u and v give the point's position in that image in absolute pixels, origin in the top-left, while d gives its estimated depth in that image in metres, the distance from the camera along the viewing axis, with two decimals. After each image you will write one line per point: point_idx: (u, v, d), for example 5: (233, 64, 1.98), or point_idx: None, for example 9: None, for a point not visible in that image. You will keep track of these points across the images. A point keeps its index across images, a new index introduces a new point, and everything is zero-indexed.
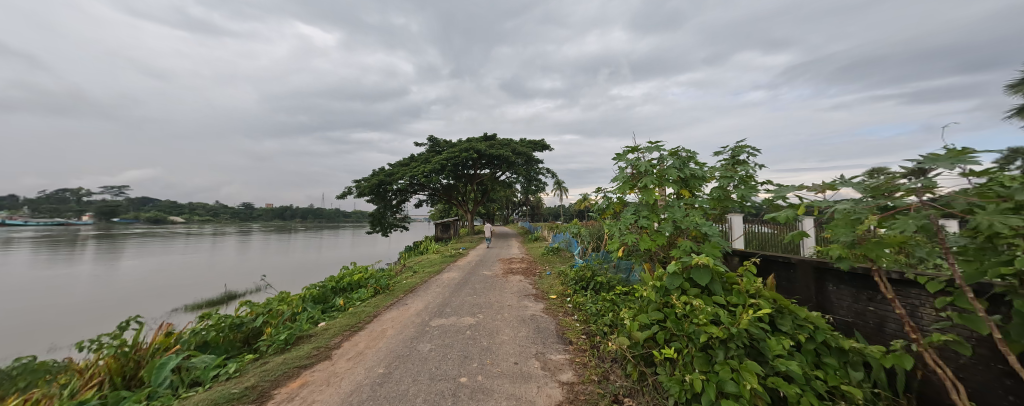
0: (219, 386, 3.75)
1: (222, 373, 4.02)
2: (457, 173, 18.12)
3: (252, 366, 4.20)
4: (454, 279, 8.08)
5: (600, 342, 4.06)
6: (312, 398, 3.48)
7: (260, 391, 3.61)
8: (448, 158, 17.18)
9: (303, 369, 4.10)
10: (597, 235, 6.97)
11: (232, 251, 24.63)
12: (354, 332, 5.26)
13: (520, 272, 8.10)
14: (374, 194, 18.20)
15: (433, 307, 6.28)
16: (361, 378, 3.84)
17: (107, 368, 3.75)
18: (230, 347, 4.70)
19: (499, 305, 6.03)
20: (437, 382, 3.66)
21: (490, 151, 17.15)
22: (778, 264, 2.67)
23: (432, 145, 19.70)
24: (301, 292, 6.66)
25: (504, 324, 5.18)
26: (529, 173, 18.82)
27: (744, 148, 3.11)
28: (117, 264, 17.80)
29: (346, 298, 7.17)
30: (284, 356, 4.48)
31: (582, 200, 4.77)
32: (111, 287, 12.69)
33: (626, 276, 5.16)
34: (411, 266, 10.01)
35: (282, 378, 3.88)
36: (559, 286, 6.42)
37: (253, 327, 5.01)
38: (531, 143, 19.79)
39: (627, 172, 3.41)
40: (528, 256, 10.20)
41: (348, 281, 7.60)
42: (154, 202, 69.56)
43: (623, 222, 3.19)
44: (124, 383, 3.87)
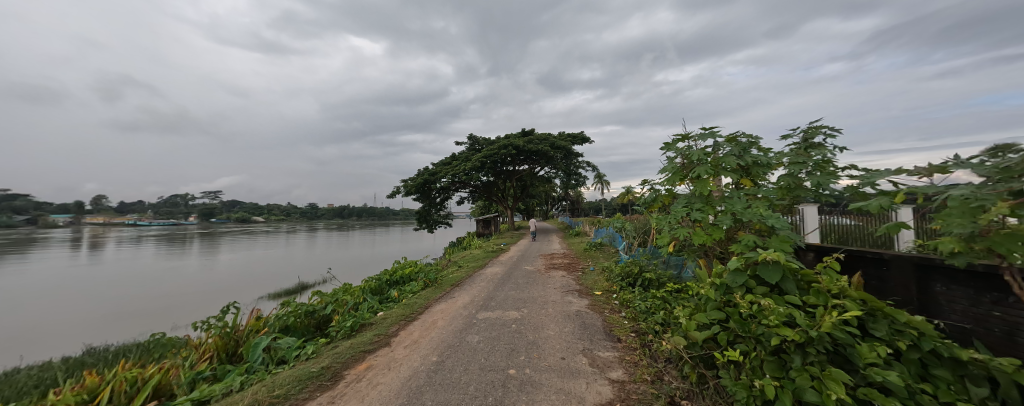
0: (299, 365, 4.01)
1: (301, 353, 4.32)
2: (496, 169, 18.18)
3: (326, 348, 4.48)
4: (497, 274, 8.12)
5: (651, 341, 3.85)
6: (377, 380, 3.65)
7: (332, 372, 3.82)
8: (488, 156, 17.22)
9: (367, 353, 4.31)
10: (644, 229, 6.64)
11: (302, 246, 27.11)
12: (408, 322, 5.43)
13: (562, 268, 7.98)
14: (420, 192, 18.74)
15: (479, 301, 6.35)
16: (419, 364, 3.95)
17: (214, 345, 4.29)
18: (306, 332, 5.11)
19: (543, 300, 5.97)
20: (487, 372, 3.67)
21: (528, 146, 17.03)
22: (866, 261, 2.36)
23: (472, 143, 19.92)
24: (360, 285, 7.10)
25: (549, 319, 5.12)
26: (568, 168, 18.47)
27: (818, 130, 2.78)
28: (216, 257, 20.51)
29: (399, 290, 7.52)
30: (349, 341, 4.72)
31: (625, 194, 4.60)
32: (211, 276, 14.60)
33: (676, 273, 4.88)
34: (455, 261, 10.24)
35: (351, 360, 4.09)
36: (603, 282, 6.19)
37: (323, 314, 5.42)
38: (571, 136, 19.38)
39: (677, 162, 3.20)
40: (570, 251, 10.05)
41: (399, 275, 8.00)
42: (229, 206, 77.58)
43: (674, 216, 3.01)
44: (228, 358, 4.44)
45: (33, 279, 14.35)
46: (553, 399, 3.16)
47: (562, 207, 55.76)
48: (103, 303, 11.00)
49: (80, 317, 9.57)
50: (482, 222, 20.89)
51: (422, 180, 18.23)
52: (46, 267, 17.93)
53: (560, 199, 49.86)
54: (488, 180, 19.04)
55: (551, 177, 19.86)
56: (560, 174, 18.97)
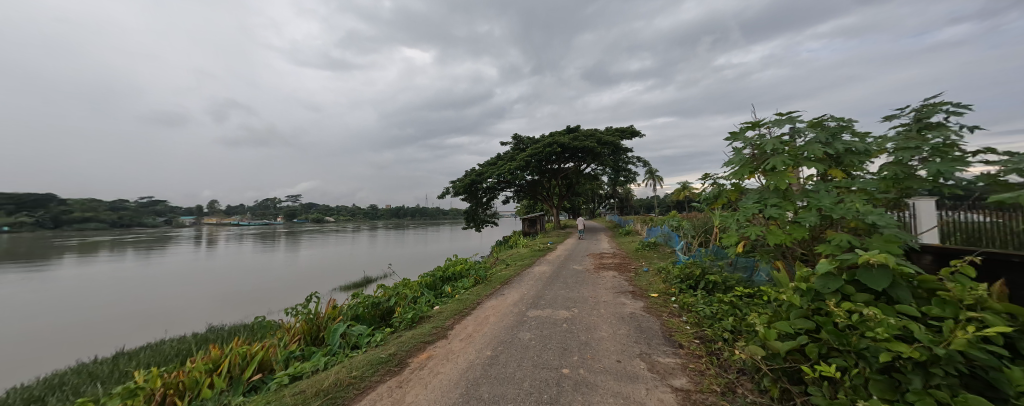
0: (371, 350, 4.67)
1: (371, 340, 5.03)
2: (541, 168, 17.95)
3: (391, 337, 5.09)
4: (546, 273, 7.97)
5: (720, 350, 3.49)
6: (437, 370, 3.99)
7: (398, 359, 4.29)
8: (533, 154, 17.02)
9: (428, 344, 4.75)
10: (705, 228, 6.23)
11: (365, 245, 30.09)
12: (462, 316, 5.80)
13: (613, 268, 7.66)
14: (467, 192, 19.01)
15: (528, 299, 6.48)
16: (473, 358, 4.21)
17: (302, 329, 5.25)
18: (373, 321, 5.88)
19: (593, 300, 5.81)
20: (541, 370, 3.72)
21: (574, 143, 16.67)
22: (1013, 267, 2.07)
23: (517, 142, 19.91)
24: (418, 280, 7.88)
25: (600, 320, 4.99)
26: (616, 164, 17.89)
27: (936, 107, 2.39)
28: (297, 256, 23.82)
29: (452, 286, 8.04)
30: (411, 332, 5.21)
31: (680, 190, 4.31)
32: (294, 275, 17.26)
33: (747, 277, 4.45)
34: (503, 259, 10.27)
35: (414, 350, 4.56)
36: (660, 284, 5.84)
37: (387, 306, 6.15)
38: (619, 131, 18.76)
39: (746, 153, 2.92)
40: (620, 250, 9.72)
41: (452, 272, 8.65)
42: (297, 209, 85.28)
43: (743, 213, 2.75)
44: (312, 341, 5.34)
45: (166, 274, 18.05)
46: (610, 403, 3.03)
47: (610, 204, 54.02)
48: (214, 294, 13.57)
49: (199, 305, 12.06)
50: (527, 222, 20.76)
51: (469, 180, 18.54)
52: (172, 262, 22.21)
53: (610, 196, 48.28)
54: (533, 179, 18.98)
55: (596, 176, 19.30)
56: (607, 171, 18.36)
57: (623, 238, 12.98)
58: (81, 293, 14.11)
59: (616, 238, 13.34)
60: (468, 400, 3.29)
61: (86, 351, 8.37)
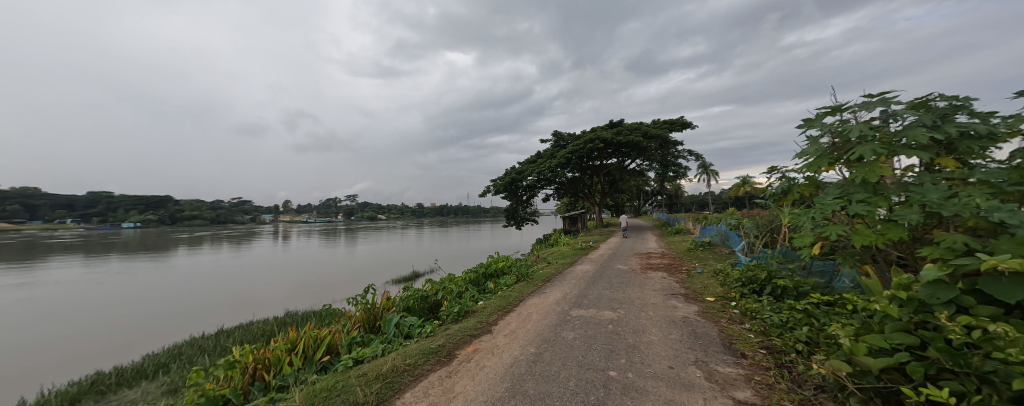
0: (422, 340, 5.05)
1: (421, 331, 5.45)
2: (582, 165, 17.48)
3: (439, 329, 5.49)
4: (588, 271, 7.79)
5: (792, 363, 3.12)
6: (483, 362, 4.26)
7: (447, 350, 4.64)
8: (573, 151, 16.63)
9: (473, 337, 5.06)
10: (771, 227, 5.71)
11: (414, 241, 31.70)
12: (506, 312, 6.10)
13: (661, 268, 7.25)
14: (508, 191, 18.96)
15: (571, 298, 6.44)
16: (517, 354, 4.38)
17: (361, 317, 5.80)
18: (422, 313, 6.38)
19: (641, 302, 5.52)
20: (586, 370, 3.68)
21: (618, 138, 16.11)
22: None
23: (557, 139, 19.59)
24: (461, 275, 8.07)
25: (650, 323, 4.73)
26: (664, 159, 17.08)
27: None
28: (354, 252, 25.78)
29: (495, 282, 8.15)
30: (457, 325, 5.65)
31: (739, 186, 3.98)
32: (352, 270, 18.87)
33: (826, 282, 3.96)
34: (544, 257, 10.13)
35: (461, 342, 4.89)
36: (717, 287, 5.41)
37: (434, 299, 6.65)
38: (667, 124, 17.88)
39: (823, 142, 2.59)
40: (670, 250, 9.20)
41: (494, 268, 8.71)
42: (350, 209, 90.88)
43: (819, 210, 2.45)
44: (370, 328, 5.88)
45: (247, 267, 20.50)
46: None
47: (657, 200, 51.63)
48: (286, 286, 15.33)
49: (274, 295, 13.79)
50: (568, 219, 20.36)
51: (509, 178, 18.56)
52: (252, 256, 25.15)
53: (657, 192, 46.13)
54: (574, 176, 18.56)
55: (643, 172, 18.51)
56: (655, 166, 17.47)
57: (672, 238, 12.22)
58: (181, 282, 16.51)
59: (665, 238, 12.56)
60: (513, 395, 3.42)
61: (190, 329, 10.00)
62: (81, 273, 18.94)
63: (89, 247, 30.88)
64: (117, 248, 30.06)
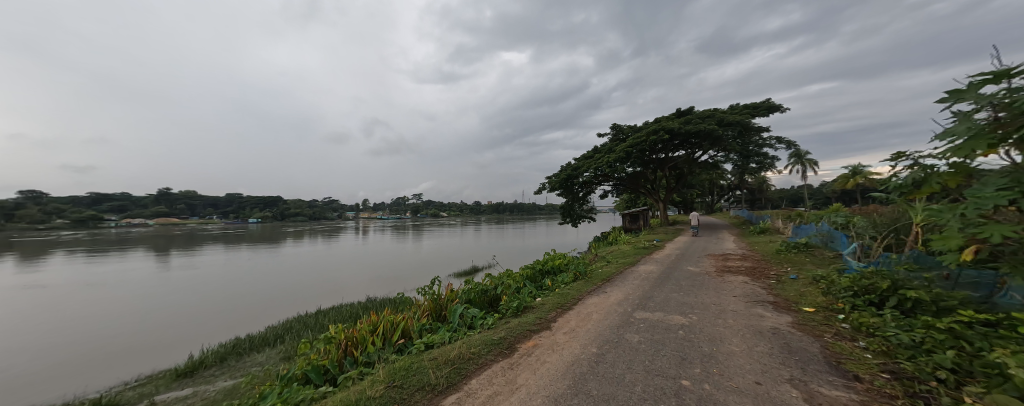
0: (486, 332, 5.15)
1: (483, 323, 5.56)
2: (644, 159, 16.55)
3: (500, 323, 5.52)
4: (653, 272, 7.27)
5: (930, 394, 2.53)
6: (544, 359, 4.17)
7: (508, 342, 4.68)
8: (634, 144, 15.77)
9: (533, 333, 5.03)
10: (894, 227, 4.83)
11: (473, 237, 32.84)
12: (565, 310, 5.93)
13: (742, 272, 6.51)
14: (563, 188, 18.43)
15: (635, 299, 6.08)
16: (579, 352, 4.24)
17: (429, 306, 6.12)
18: (483, 305, 6.49)
19: (718, 308, 4.98)
20: (654, 377, 3.39)
21: (685, 128, 14.99)
22: None
23: (617, 132, 18.78)
24: (519, 271, 8.01)
25: (729, 331, 4.25)
26: (744, 148, 15.55)
27: None
28: (419, 247, 27.58)
29: (552, 279, 7.98)
30: (517, 319, 5.62)
31: (849, 179, 3.43)
32: (418, 263, 20.34)
33: (975, 297, 3.21)
34: (603, 256, 9.70)
35: (521, 336, 4.87)
36: (818, 297, 4.68)
37: (493, 293, 6.72)
38: (748, 109, 16.23)
39: (978, 119, 2.10)
40: (752, 252, 8.28)
41: (551, 266, 8.54)
42: (416, 207, 96.34)
43: (976, 204, 1.97)
44: (438, 316, 6.11)
45: (330, 258, 23.03)
46: None
47: (735, 192, 47.16)
48: (363, 277, 16.99)
49: (356, 283, 15.91)
50: (630, 216, 19.42)
51: (565, 175, 18.02)
52: (335, 249, 28.17)
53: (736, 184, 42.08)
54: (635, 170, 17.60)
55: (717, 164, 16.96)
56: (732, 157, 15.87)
57: (755, 238, 10.94)
58: (280, 271, 19.17)
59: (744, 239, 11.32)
60: (577, 393, 3.31)
61: (294, 310, 12.23)
62: (210, 260, 22.97)
63: (225, 238, 37.72)
64: (231, 241, 35.34)
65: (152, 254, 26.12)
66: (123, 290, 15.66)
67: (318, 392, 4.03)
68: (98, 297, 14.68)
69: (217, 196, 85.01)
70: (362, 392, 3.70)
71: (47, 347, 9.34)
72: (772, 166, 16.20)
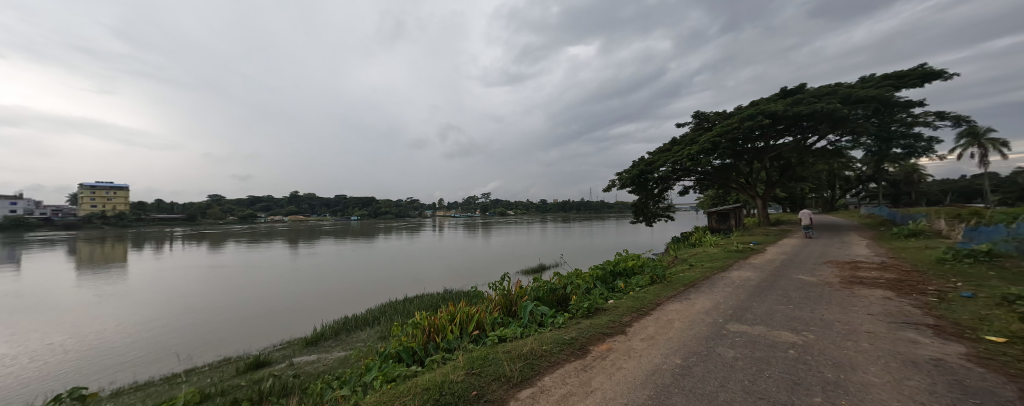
0: (556, 331, 4.88)
1: (553, 321, 5.28)
2: (736, 149, 14.83)
3: (571, 323, 5.21)
4: (750, 280, 6.32)
5: None
6: (620, 364, 3.77)
7: (580, 343, 4.35)
8: (722, 133, 14.25)
9: (607, 336, 4.63)
10: None
11: (540, 235, 32.82)
12: (641, 315, 5.41)
13: (878, 285, 5.30)
14: (636, 184, 17.26)
15: (727, 308, 5.33)
16: (659, 362, 3.76)
17: (500, 301, 6.03)
18: (553, 304, 6.21)
19: (844, 327, 4.10)
20: (759, 401, 2.83)
21: (792, 110, 13.07)
22: None
23: (700, 121, 17.15)
24: (588, 271, 7.57)
25: (862, 357, 3.43)
26: (882, 129, 12.94)
27: None
28: (490, 243, 28.46)
29: (625, 282, 7.39)
30: (589, 320, 5.27)
31: None
32: (490, 257, 21.16)
33: None
34: (685, 259, 8.75)
35: (594, 339, 4.51)
36: (1012, 325, 3.55)
37: (563, 293, 6.40)
38: (884, 84, 13.48)
39: None
40: (897, 262, 6.73)
41: (623, 267, 7.93)
42: (489, 206, 99.36)
43: None
44: (508, 312, 5.98)
45: (412, 252, 24.99)
46: None
47: (863, 187, 39.58)
48: (440, 269, 18.18)
49: (436, 274, 17.06)
50: (716, 216, 17.45)
51: (638, 170, 16.74)
52: (417, 243, 30.37)
53: (869, 176, 35.11)
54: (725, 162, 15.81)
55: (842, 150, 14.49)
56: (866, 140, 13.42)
57: (904, 244, 8.89)
58: (370, 262, 21.31)
59: (883, 244, 9.30)
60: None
61: (386, 296, 13.57)
62: (316, 252, 26.45)
63: (340, 233, 43.29)
64: (336, 235, 40.14)
65: (285, 244, 31.32)
66: (258, 273, 18.99)
67: (411, 370, 4.18)
68: (238, 278, 17.94)
69: (320, 198, 97.22)
70: (444, 375, 3.65)
71: (211, 317, 11.84)
72: (924, 151, 13.10)
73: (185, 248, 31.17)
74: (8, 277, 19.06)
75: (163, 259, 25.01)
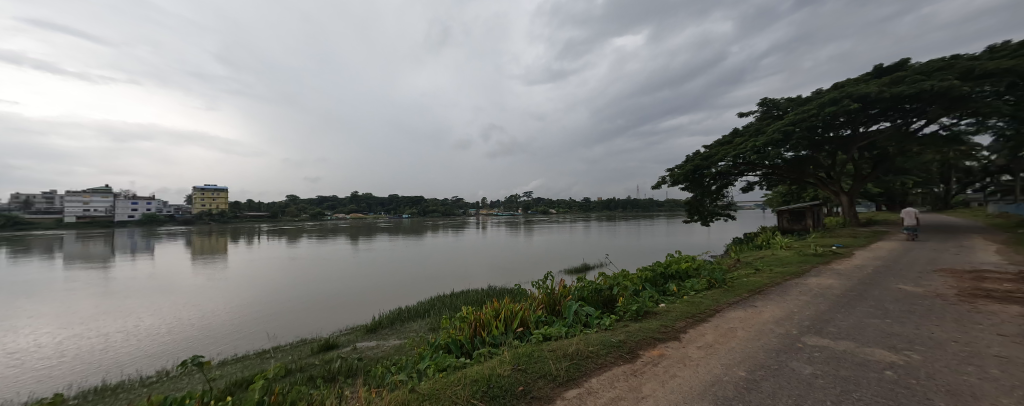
0: (604, 332, 4.59)
1: (600, 322, 4.97)
2: (814, 139, 13.39)
3: (619, 325, 4.89)
4: (831, 288, 5.57)
5: None
6: (673, 372, 3.42)
7: (629, 347, 4.03)
8: (794, 121, 12.98)
9: (658, 341, 4.26)
10: None
11: (583, 234, 32.10)
12: (697, 321, 4.94)
13: (1009, 301, 4.40)
14: (689, 180, 16.22)
15: (800, 320, 4.70)
16: (720, 373, 3.36)
17: (544, 299, 5.82)
18: (599, 304, 5.89)
19: (961, 349, 3.42)
20: None
21: (887, 92, 11.48)
22: None
23: (768, 109, 15.74)
24: (636, 272, 7.11)
25: (987, 385, 2.82)
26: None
27: None
28: (533, 241, 28.31)
29: (678, 285, 6.87)
30: (639, 324, 4.91)
31: None
32: (534, 256, 21.04)
33: None
34: (750, 262, 7.98)
35: (644, 343, 4.16)
36: None
37: (609, 294, 6.05)
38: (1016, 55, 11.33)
39: None
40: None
41: (675, 269, 7.40)
42: (534, 205, 99.25)
43: None
44: (552, 310, 5.75)
45: (457, 249, 25.47)
46: None
47: (975, 182, 33.96)
48: (485, 266, 18.37)
49: (481, 271, 17.21)
50: (790, 214, 16.07)
51: (693, 166, 15.69)
52: (462, 240, 30.93)
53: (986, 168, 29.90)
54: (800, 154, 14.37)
55: (962, 136, 12.39)
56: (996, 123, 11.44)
57: None
58: (417, 258, 22.00)
59: (1017, 251, 7.67)
60: None
61: (435, 290, 13.94)
62: (369, 247, 27.89)
63: (397, 230, 45.55)
64: (390, 232, 42.35)
65: (346, 240, 33.61)
66: (318, 265, 20.32)
67: (460, 361, 4.16)
68: (301, 269, 19.30)
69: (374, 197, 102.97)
70: (492, 369, 3.54)
71: (281, 303, 12.80)
72: None
73: (263, 242, 34.69)
74: (129, 264, 22.49)
75: (251, 250, 28.14)
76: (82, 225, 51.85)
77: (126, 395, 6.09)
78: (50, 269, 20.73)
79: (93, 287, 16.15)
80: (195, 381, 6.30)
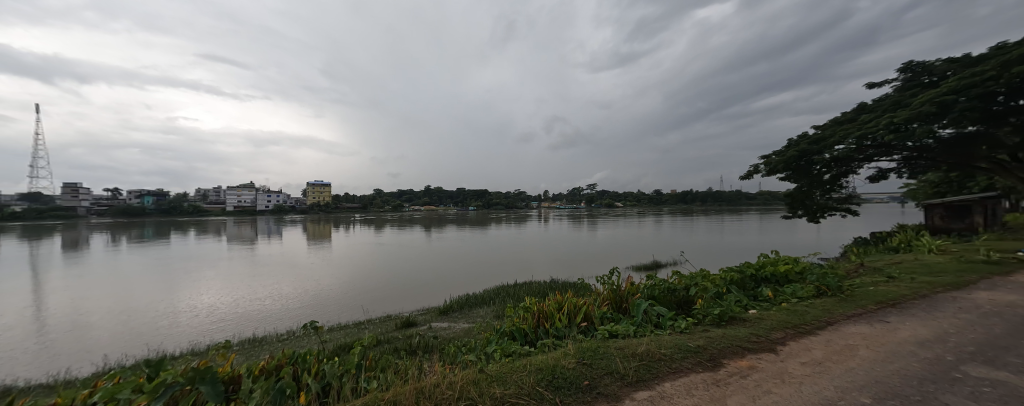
0: (678, 336, 4.00)
1: (675, 324, 4.37)
2: (990, 110, 10.63)
3: (698, 329, 4.25)
4: (1009, 308, 4.25)
5: None
6: (767, 388, 2.80)
7: (710, 355, 3.42)
8: (955, 88, 10.50)
9: (748, 351, 3.58)
10: None
11: (653, 229, 30.07)
12: (801, 334, 4.09)
13: None
14: (793, 169, 14.06)
15: (957, 344, 3.62)
16: (835, 397, 2.66)
17: (608, 295, 5.32)
18: (672, 305, 5.24)
19: None
20: None
21: None
22: None
23: (915, 76, 12.98)
24: (719, 273, 6.22)
25: None
26: None
27: None
28: (597, 235, 27.23)
29: (775, 290, 5.85)
30: (722, 330, 4.22)
31: None
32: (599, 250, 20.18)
33: None
34: (877, 268, 6.56)
35: (729, 352, 3.52)
36: None
37: (684, 294, 5.35)
38: None
39: None
40: None
41: (770, 272, 6.36)
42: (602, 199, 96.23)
43: None
44: (618, 308, 5.23)
45: (518, 241, 25.50)
46: None
47: None
48: (549, 259, 18.12)
49: (544, 263, 16.99)
50: (948, 210, 13.09)
51: (797, 151, 13.60)
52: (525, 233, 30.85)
53: None
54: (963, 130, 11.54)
55: None
56: None
57: None
58: (481, 249, 22.44)
59: None
60: None
61: (501, 279, 14.06)
62: (438, 237, 29.16)
63: (465, 222, 47.61)
64: (461, 223, 44.17)
65: (420, 230, 35.70)
66: (392, 252, 21.73)
67: (525, 349, 3.94)
68: (377, 255, 20.78)
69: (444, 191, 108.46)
70: (556, 360, 3.22)
71: (364, 283, 13.84)
72: None
73: (352, 230, 38.50)
74: (251, 244, 26.52)
75: (347, 236, 31.63)
76: (225, 213, 63.46)
77: (268, 346, 7.04)
78: (212, 245, 25.80)
79: (231, 261, 19.26)
80: (314, 341, 7.03)
